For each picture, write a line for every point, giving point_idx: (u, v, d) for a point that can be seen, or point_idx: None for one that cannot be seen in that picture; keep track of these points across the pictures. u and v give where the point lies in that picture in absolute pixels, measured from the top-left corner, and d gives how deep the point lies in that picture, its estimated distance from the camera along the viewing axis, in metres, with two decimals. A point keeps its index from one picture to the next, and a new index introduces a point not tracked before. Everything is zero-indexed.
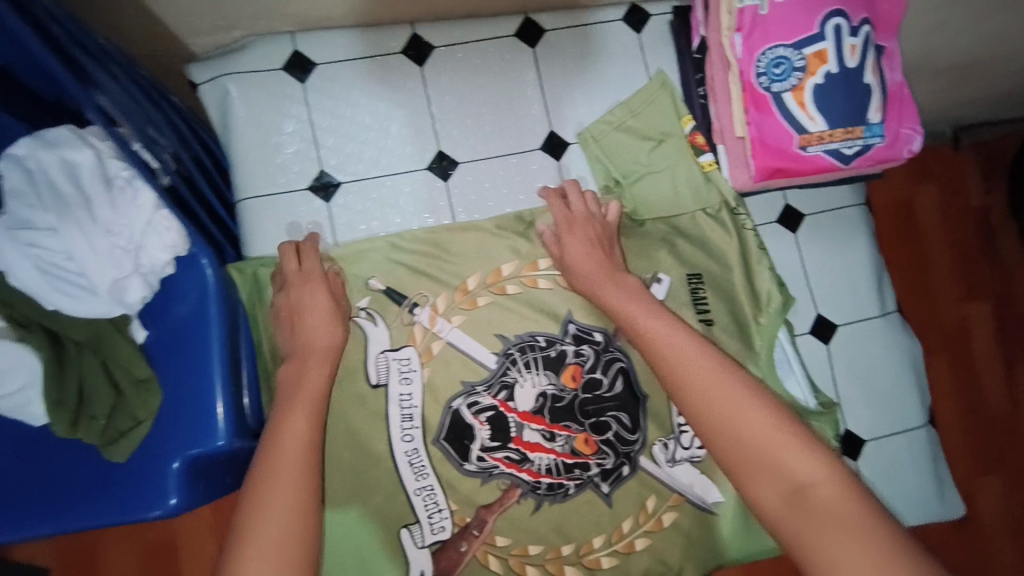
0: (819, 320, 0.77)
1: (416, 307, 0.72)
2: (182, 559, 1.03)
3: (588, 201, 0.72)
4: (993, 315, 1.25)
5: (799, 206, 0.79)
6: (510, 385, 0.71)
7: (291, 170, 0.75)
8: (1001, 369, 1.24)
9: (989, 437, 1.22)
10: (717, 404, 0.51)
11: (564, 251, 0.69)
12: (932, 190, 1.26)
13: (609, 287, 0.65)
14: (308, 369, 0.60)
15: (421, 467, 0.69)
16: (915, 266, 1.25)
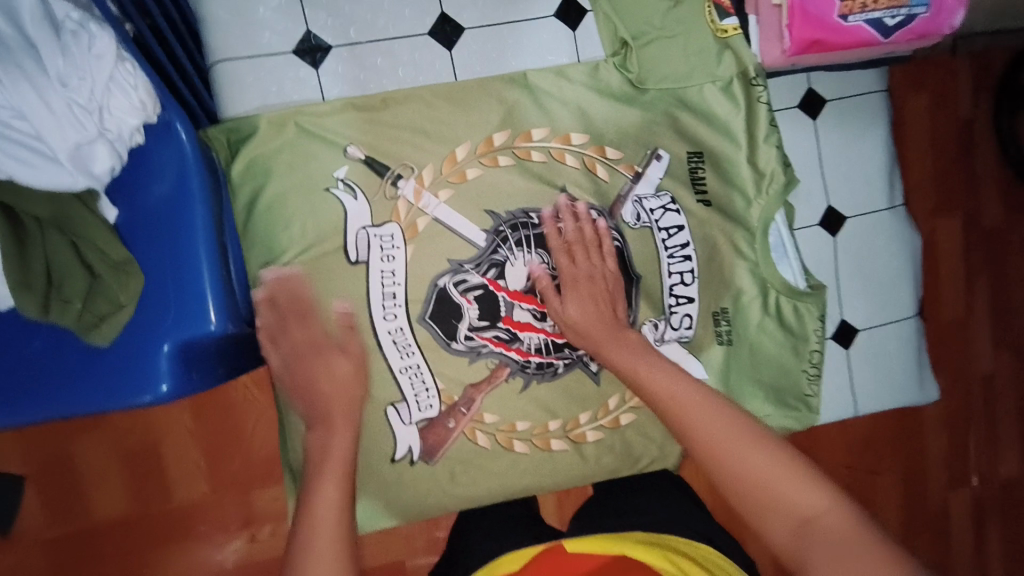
0: (828, 211, 0.76)
1: (399, 180, 0.66)
2: (168, 460, 1.01)
3: (584, 227, 0.68)
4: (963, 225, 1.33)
5: (820, 91, 0.75)
6: (501, 264, 0.68)
7: (266, 25, 0.64)
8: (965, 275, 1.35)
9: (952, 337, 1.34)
10: (729, 452, 0.58)
11: (564, 317, 0.66)
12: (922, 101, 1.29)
13: (616, 349, 0.65)
14: (335, 436, 0.62)
15: (406, 347, 0.68)
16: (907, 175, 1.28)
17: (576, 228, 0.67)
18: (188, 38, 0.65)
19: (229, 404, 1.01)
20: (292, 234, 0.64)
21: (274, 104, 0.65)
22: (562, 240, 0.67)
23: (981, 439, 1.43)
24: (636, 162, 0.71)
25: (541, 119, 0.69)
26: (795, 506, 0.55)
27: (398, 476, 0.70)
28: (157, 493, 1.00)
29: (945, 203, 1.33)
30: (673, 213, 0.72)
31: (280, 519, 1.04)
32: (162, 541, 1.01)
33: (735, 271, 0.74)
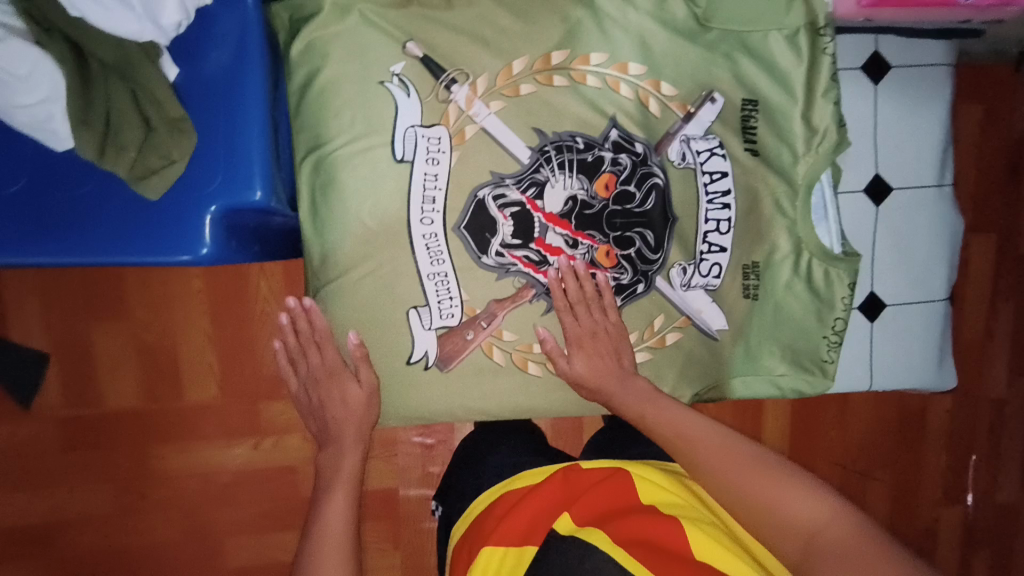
0: (874, 179, 0.75)
1: (454, 85, 0.66)
2: (183, 360, 1.02)
3: (585, 285, 0.70)
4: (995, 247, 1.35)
5: (888, 55, 0.74)
6: (541, 184, 0.69)
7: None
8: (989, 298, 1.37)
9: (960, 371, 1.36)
10: (725, 467, 0.65)
11: (573, 373, 0.71)
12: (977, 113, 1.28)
13: (622, 392, 0.71)
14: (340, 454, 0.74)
15: (437, 254, 0.68)
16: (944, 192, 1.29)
17: (563, 285, 0.70)
18: None
19: (245, 310, 1.01)
20: (343, 123, 0.65)
21: None
22: (570, 293, 0.70)
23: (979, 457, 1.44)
24: (690, 101, 0.70)
25: (603, 44, 0.69)
26: (785, 515, 0.59)
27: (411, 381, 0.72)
28: (169, 391, 1.02)
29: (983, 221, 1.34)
30: (719, 158, 0.72)
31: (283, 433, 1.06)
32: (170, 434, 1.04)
33: (770, 226, 0.74)
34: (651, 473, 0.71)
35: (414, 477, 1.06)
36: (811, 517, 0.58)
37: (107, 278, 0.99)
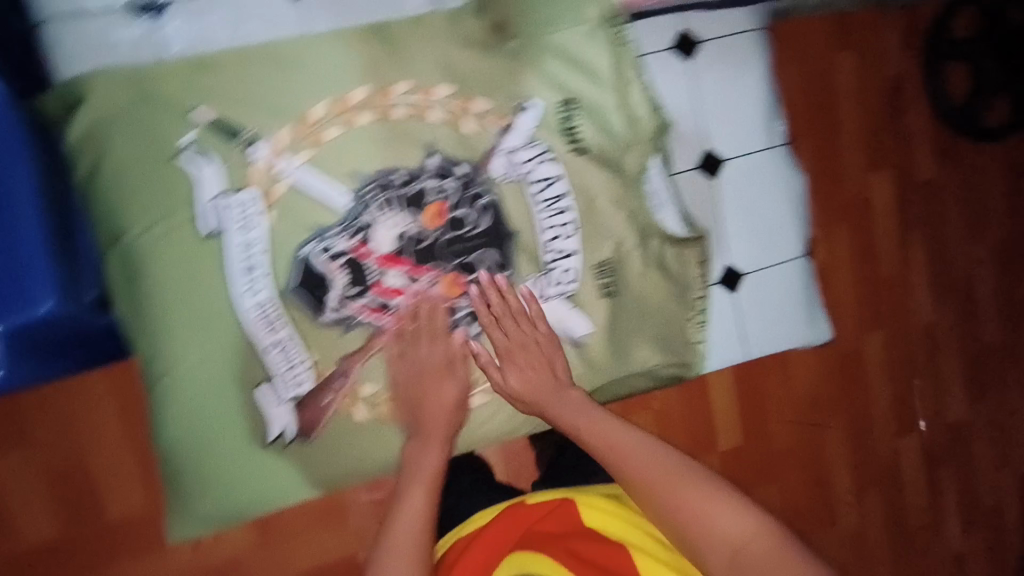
0: (706, 155, 0.75)
1: (252, 145, 0.62)
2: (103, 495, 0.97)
3: (509, 300, 0.71)
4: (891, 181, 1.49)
5: (696, 33, 0.73)
6: (367, 227, 0.67)
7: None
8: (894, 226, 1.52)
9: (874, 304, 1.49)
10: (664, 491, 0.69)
11: (509, 390, 0.73)
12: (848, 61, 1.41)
13: (559, 405, 0.73)
14: (428, 451, 0.71)
15: (272, 321, 0.66)
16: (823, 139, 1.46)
17: (484, 300, 0.71)
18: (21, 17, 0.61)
19: None
20: (140, 211, 0.62)
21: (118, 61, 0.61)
22: (492, 307, 0.71)
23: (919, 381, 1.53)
24: (506, 113, 0.69)
25: (404, 73, 0.65)
26: (715, 526, 0.67)
27: (276, 458, 0.69)
28: None
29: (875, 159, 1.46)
30: (547, 165, 0.71)
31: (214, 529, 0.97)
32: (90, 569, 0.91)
33: (613, 222, 0.74)
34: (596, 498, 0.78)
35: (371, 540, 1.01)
36: (735, 531, 0.66)
37: None
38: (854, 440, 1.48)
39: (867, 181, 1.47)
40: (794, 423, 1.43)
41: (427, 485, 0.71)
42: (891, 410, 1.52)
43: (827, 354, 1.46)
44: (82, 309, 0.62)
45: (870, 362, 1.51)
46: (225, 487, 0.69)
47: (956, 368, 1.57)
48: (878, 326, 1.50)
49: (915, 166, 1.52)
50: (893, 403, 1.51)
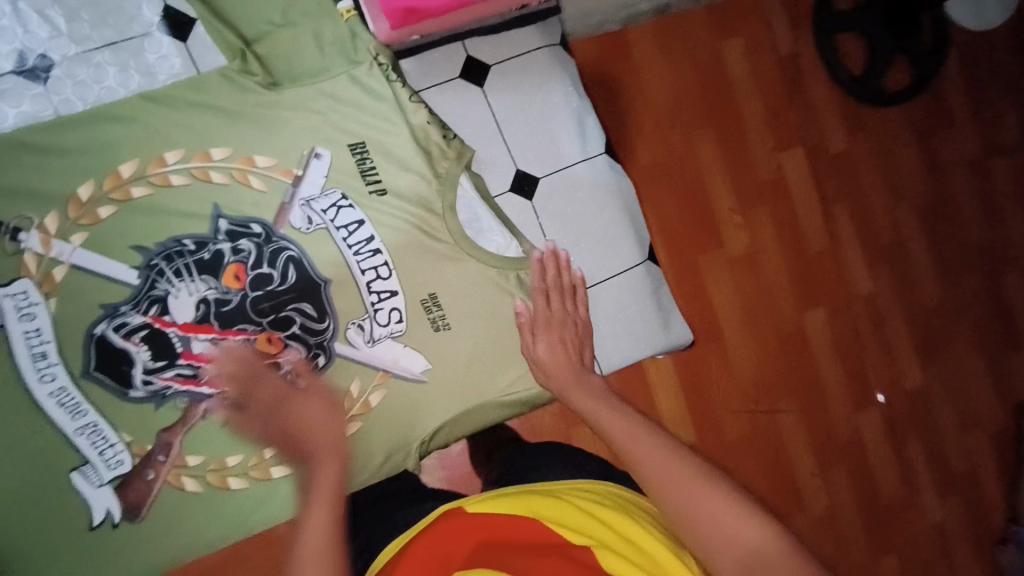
0: (518, 175, 0.75)
1: (20, 234, 0.62)
2: None
3: (562, 274, 0.73)
4: (804, 159, 1.33)
5: (480, 56, 0.73)
6: (162, 299, 0.65)
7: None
8: (820, 209, 1.34)
9: (811, 291, 1.33)
10: (673, 493, 0.54)
11: (537, 359, 0.70)
12: (736, 44, 1.29)
13: (579, 389, 0.66)
14: (325, 469, 0.59)
15: (75, 406, 0.64)
16: (726, 124, 1.28)
17: (541, 271, 0.72)
18: None
19: None
20: None
21: None
22: (547, 279, 0.72)
23: (874, 356, 1.38)
24: (293, 165, 0.67)
25: (174, 141, 0.65)
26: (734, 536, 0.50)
27: (104, 541, 0.67)
28: None
29: (781, 140, 1.32)
30: (348, 210, 0.69)
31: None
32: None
33: (433, 256, 0.72)
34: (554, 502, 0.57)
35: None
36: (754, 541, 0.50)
37: None
38: (814, 432, 1.32)
39: (778, 157, 1.31)
40: (747, 414, 1.27)
41: (331, 500, 0.55)
42: (852, 390, 1.36)
43: (767, 340, 1.29)
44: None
45: (819, 346, 1.34)
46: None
47: (913, 338, 1.41)
48: (817, 304, 1.34)
49: (827, 138, 1.36)
50: (849, 383, 1.36)
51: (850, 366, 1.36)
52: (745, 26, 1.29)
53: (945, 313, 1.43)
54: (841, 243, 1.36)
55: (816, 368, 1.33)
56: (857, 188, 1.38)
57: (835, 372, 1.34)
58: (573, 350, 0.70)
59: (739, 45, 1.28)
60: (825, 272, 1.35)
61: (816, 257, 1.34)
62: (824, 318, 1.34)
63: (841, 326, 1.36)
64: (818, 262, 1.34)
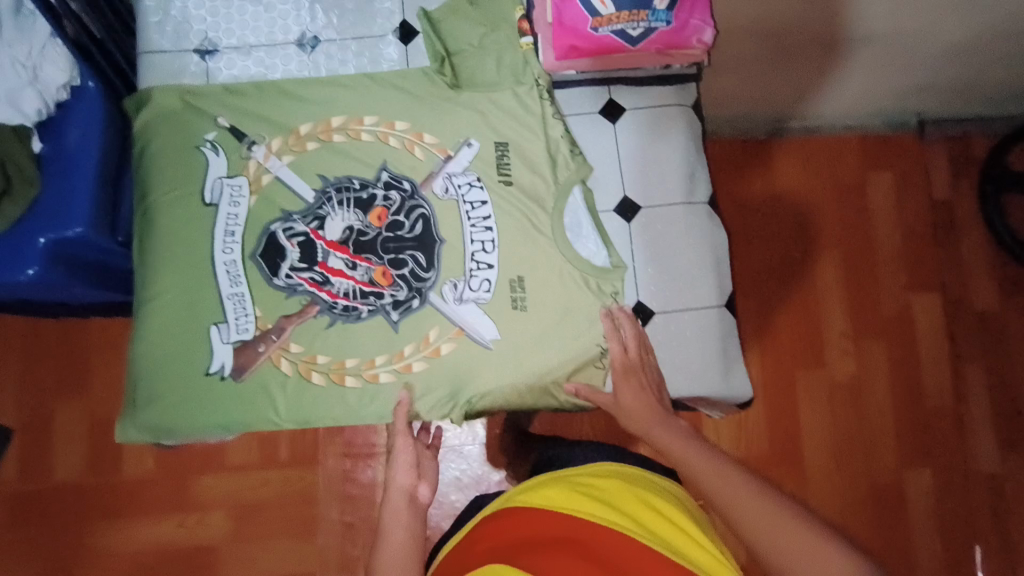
0: (623, 200, 0.86)
1: (253, 146, 0.85)
2: (132, 504, 1.38)
3: (632, 324, 0.82)
4: (936, 306, 1.59)
5: (620, 100, 0.88)
6: (323, 218, 0.84)
7: (168, 31, 0.88)
8: (950, 376, 1.57)
9: (919, 452, 1.54)
10: (725, 495, 0.63)
11: (615, 402, 0.79)
12: (886, 176, 1.64)
13: (658, 428, 0.76)
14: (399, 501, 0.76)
15: (236, 276, 0.83)
16: (858, 248, 1.61)
17: (614, 323, 0.81)
18: (116, 48, 0.88)
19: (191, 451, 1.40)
20: (164, 180, 0.84)
21: (186, 79, 0.87)
22: (624, 330, 0.81)
23: (983, 514, 1.53)
24: (448, 147, 0.85)
25: (373, 110, 0.86)
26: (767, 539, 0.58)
27: (210, 389, 0.82)
28: (119, 498, 1.38)
29: (917, 285, 1.60)
30: (478, 190, 0.84)
31: (207, 509, 1.39)
32: (164, 510, 1.39)
33: (531, 245, 0.83)
34: (573, 493, 0.71)
35: (332, 560, 1.37)
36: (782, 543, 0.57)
37: (68, 431, 1.38)
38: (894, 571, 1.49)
39: (906, 297, 1.60)
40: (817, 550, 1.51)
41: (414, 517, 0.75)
42: (942, 535, 1.51)
43: (858, 484, 1.52)
44: (105, 238, 0.83)
45: (919, 510, 1.52)
46: (165, 403, 0.82)
47: (986, 489, 1.54)
48: (926, 468, 1.54)
49: (973, 298, 1.61)
50: (947, 563, 1.50)
51: (943, 515, 1.52)
52: (898, 162, 1.64)
53: (1010, 475, 1.54)
54: (958, 405, 1.56)
55: (905, 502, 1.52)
56: (1000, 353, 1.59)
57: (926, 517, 1.52)
58: (652, 394, 0.79)
59: (891, 177, 1.64)
60: (942, 429, 1.55)
61: (932, 417, 1.56)
62: (929, 487, 1.53)
63: (947, 492, 1.53)
64: (936, 420, 1.55)
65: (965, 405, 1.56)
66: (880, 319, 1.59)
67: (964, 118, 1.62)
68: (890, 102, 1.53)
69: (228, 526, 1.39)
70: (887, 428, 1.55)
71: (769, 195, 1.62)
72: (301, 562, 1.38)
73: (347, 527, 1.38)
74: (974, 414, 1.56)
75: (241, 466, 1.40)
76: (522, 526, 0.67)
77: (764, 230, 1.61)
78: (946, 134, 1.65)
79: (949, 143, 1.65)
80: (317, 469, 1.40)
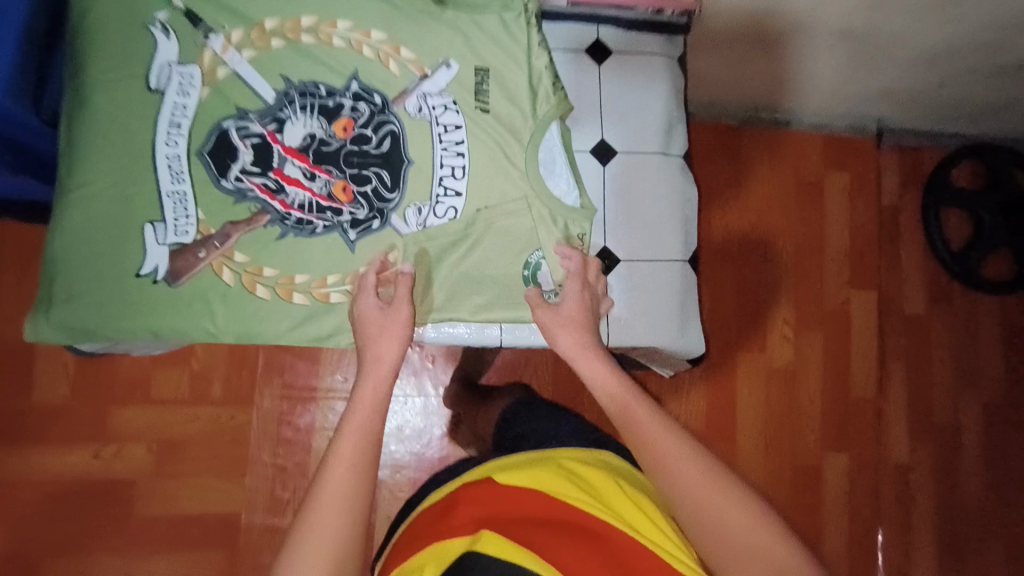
0: (600, 142, 0.85)
1: (211, 34, 0.77)
2: (48, 427, 1.29)
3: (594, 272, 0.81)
4: (871, 303, 1.69)
5: (606, 41, 0.86)
6: (283, 121, 0.78)
7: None
8: (877, 370, 1.67)
9: (840, 439, 1.64)
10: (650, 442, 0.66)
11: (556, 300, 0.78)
12: (844, 177, 1.70)
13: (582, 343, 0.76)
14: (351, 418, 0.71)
15: (179, 174, 0.76)
16: (810, 243, 1.67)
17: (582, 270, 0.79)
18: None
19: (117, 375, 1.31)
20: (103, 56, 0.75)
21: None
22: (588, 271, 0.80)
23: (889, 498, 1.65)
24: (425, 65, 0.81)
25: (348, 13, 0.80)
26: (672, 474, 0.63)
27: (140, 291, 0.75)
28: (34, 419, 1.28)
29: (857, 283, 1.69)
30: (452, 113, 0.81)
31: (125, 443, 1.31)
32: (77, 440, 1.29)
33: (502, 176, 0.80)
34: (554, 472, 0.76)
35: (259, 503, 1.32)
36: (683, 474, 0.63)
37: None
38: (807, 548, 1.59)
39: (847, 293, 1.68)
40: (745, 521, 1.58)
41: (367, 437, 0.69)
42: (852, 517, 1.62)
43: (783, 464, 1.60)
44: (27, 113, 0.74)
45: (833, 489, 1.62)
46: (85, 301, 0.74)
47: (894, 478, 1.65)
48: (846, 455, 1.63)
49: (905, 301, 1.71)
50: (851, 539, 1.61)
51: (855, 501, 1.62)
52: (855, 165, 1.71)
53: (915, 466, 1.67)
54: (882, 398, 1.67)
55: (824, 484, 1.61)
56: (921, 352, 1.70)
57: (841, 500, 1.62)
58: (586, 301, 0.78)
59: (847, 179, 1.70)
60: (863, 420, 1.65)
61: (856, 407, 1.65)
62: (845, 469, 1.63)
63: (861, 479, 1.63)
64: (859, 410, 1.65)
65: (888, 398, 1.67)
66: (823, 313, 1.66)
67: (919, 128, 1.70)
68: (854, 105, 1.58)
69: (149, 461, 1.31)
70: (816, 415, 1.63)
71: (733, 182, 1.65)
72: (228, 501, 1.31)
73: (277, 470, 1.33)
74: (893, 407, 1.67)
75: (170, 401, 1.32)
76: (499, 503, 0.72)
77: (726, 216, 1.64)
78: (899, 143, 1.73)
79: (901, 152, 1.74)
80: (253, 409, 1.34)
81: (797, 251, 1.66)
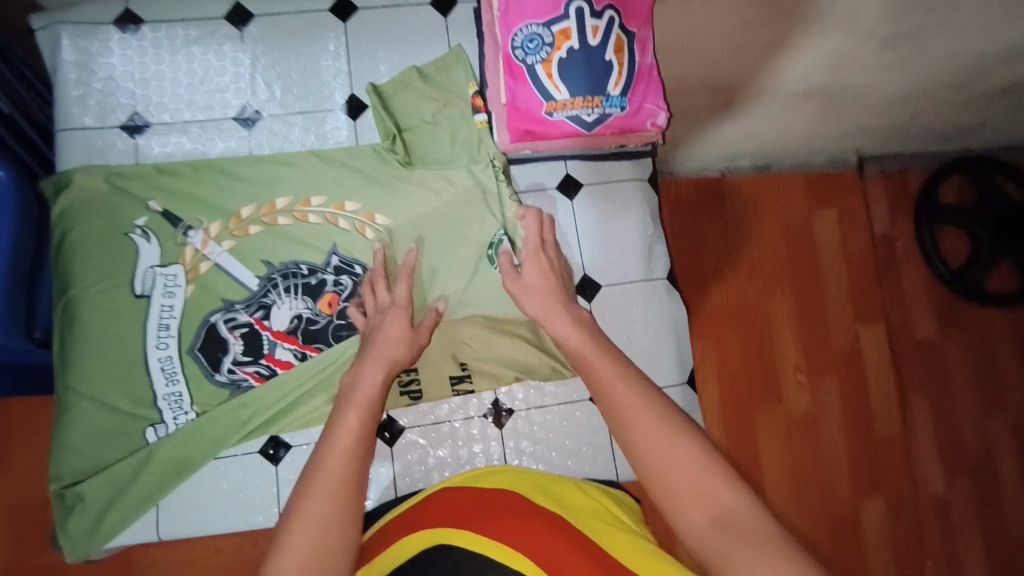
0: (583, 278, 0.85)
1: (190, 231, 0.79)
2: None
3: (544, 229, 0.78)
4: (882, 338, 1.41)
5: (576, 175, 0.87)
6: (268, 306, 0.78)
7: (89, 105, 0.80)
8: (897, 411, 1.40)
9: (874, 480, 1.36)
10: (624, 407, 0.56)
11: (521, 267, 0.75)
12: (833, 215, 1.41)
13: (542, 296, 0.72)
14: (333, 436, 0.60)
15: (172, 374, 0.76)
16: (809, 284, 1.39)
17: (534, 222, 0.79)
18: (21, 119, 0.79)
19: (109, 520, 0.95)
20: (88, 271, 0.76)
21: (112, 159, 0.80)
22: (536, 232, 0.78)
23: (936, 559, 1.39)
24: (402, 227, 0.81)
25: (321, 190, 0.81)
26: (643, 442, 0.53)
27: (148, 490, 0.75)
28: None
29: (865, 315, 1.41)
30: (432, 271, 0.81)
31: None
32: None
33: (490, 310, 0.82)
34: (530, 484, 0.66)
35: None
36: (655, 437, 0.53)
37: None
38: None
39: (855, 330, 1.39)
40: None
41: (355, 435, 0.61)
42: None
43: (817, 521, 1.32)
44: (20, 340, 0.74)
45: (872, 540, 1.35)
46: (94, 513, 0.74)
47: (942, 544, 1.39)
48: (878, 493, 1.36)
49: (914, 326, 1.46)
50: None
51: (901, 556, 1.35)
52: (841, 202, 1.42)
53: (948, 497, 1.43)
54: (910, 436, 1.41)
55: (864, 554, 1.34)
56: (939, 383, 1.46)
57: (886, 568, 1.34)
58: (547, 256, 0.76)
59: (835, 217, 1.41)
60: (897, 468, 1.38)
61: (880, 445, 1.37)
62: (883, 511, 1.35)
63: (897, 523, 1.36)
64: (883, 447, 1.38)
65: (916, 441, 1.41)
66: (830, 357, 1.38)
67: (910, 151, 1.41)
68: (839, 141, 1.27)
69: None
70: (841, 466, 1.35)
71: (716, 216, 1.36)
72: None
73: None
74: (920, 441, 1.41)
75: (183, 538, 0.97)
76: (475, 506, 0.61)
77: (715, 266, 1.36)
78: (883, 170, 1.46)
79: (887, 178, 1.47)
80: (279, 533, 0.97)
81: (796, 294, 1.37)
